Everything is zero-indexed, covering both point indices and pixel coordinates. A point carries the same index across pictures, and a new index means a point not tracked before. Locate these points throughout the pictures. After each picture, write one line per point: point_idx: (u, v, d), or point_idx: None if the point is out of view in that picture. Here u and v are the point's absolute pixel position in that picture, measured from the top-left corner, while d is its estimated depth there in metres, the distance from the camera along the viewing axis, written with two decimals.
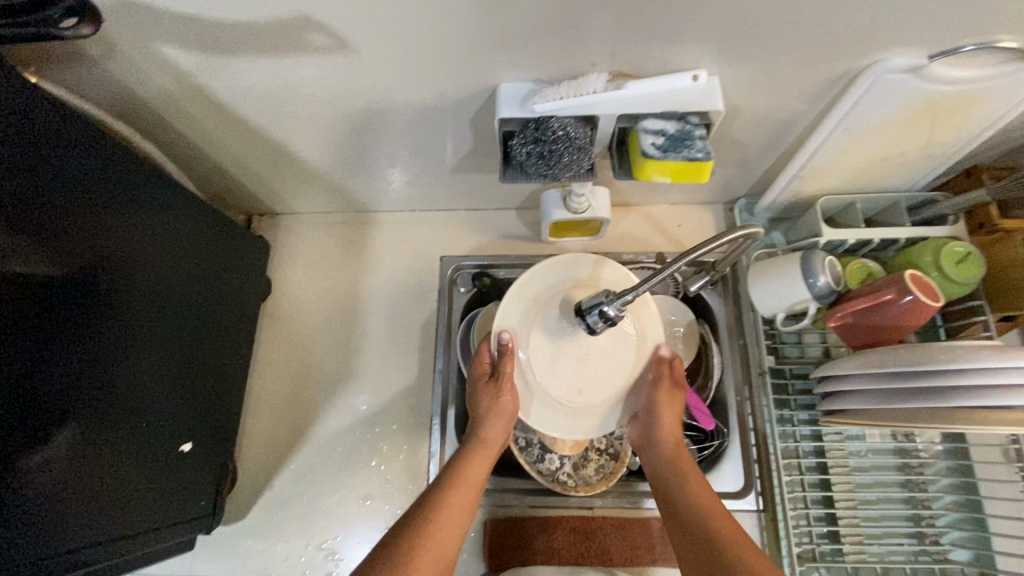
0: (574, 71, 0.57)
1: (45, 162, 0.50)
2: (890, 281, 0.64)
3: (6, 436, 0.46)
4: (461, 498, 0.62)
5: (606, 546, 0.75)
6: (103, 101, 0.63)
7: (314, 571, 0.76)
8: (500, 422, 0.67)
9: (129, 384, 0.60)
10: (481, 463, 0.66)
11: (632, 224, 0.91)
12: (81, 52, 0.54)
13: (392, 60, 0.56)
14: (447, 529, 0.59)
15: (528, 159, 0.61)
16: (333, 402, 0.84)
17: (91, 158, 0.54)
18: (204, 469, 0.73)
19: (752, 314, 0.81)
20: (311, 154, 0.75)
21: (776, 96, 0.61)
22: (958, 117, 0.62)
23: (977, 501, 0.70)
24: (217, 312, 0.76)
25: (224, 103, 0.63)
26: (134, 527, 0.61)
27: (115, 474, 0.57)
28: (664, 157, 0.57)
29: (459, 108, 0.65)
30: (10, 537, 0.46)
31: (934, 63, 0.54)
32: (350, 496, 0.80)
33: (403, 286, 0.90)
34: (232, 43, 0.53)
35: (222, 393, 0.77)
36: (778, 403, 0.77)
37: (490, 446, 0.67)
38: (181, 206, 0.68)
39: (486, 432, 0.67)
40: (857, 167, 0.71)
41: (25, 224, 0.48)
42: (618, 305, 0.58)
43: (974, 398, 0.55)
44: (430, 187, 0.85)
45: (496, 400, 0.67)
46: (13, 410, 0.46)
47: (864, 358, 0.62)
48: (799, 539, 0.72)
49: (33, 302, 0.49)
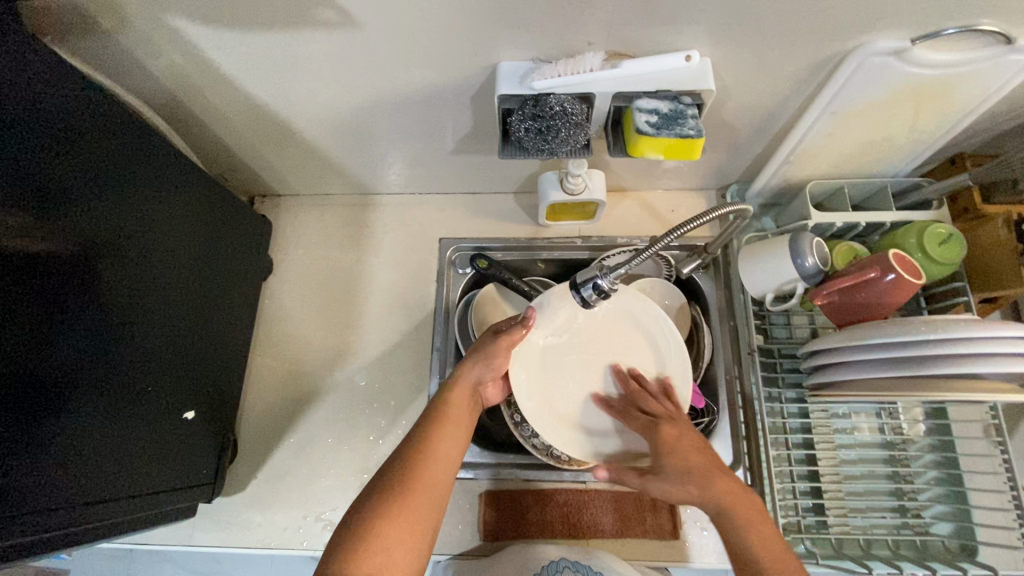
0: (571, 49, 0.59)
1: (47, 136, 0.51)
2: (874, 260, 0.67)
3: (22, 399, 0.48)
4: (449, 434, 0.62)
5: (597, 518, 0.76)
6: (115, 74, 0.65)
7: (312, 541, 0.77)
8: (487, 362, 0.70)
9: (136, 354, 0.62)
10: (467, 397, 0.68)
11: (627, 207, 0.92)
12: (94, 22, 0.56)
13: (395, 36, 0.58)
14: (442, 466, 0.59)
15: (526, 135, 0.62)
16: (333, 377, 0.86)
17: (97, 124, 0.56)
18: (205, 438, 0.74)
19: (740, 297, 0.82)
20: (314, 134, 0.77)
21: (767, 78, 0.64)
22: (941, 101, 0.64)
23: (957, 475, 0.72)
24: (220, 286, 0.78)
25: (232, 78, 0.65)
26: (141, 489, 0.63)
27: (120, 436, 0.59)
28: (657, 133, 0.59)
29: (460, 89, 0.67)
30: (22, 489, 0.48)
31: (917, 46, 0.57)
32: (349, 468, 0.81)
33: (402, 266, 0.92)
34: (243, 15, 0.55)
35: (223, 365, 0.79)
36: (768, 381, 0.79)
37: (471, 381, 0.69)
38: (187, 180, 0.70)
39: (462, 370, 0.69)
40: (845, 152, 0.74)
41: (42, 197, 0.50)
42: (611, 278, 0.62)
43: (953, 367, 0.57)
44: (429, 169, 0.87)
45: (490, 355, 0.70)
46: (25, 372, 0.48)
47: (850, 332, 0.64)
48: (785, 512, 0.74)
49: (52, 272, 0.51)
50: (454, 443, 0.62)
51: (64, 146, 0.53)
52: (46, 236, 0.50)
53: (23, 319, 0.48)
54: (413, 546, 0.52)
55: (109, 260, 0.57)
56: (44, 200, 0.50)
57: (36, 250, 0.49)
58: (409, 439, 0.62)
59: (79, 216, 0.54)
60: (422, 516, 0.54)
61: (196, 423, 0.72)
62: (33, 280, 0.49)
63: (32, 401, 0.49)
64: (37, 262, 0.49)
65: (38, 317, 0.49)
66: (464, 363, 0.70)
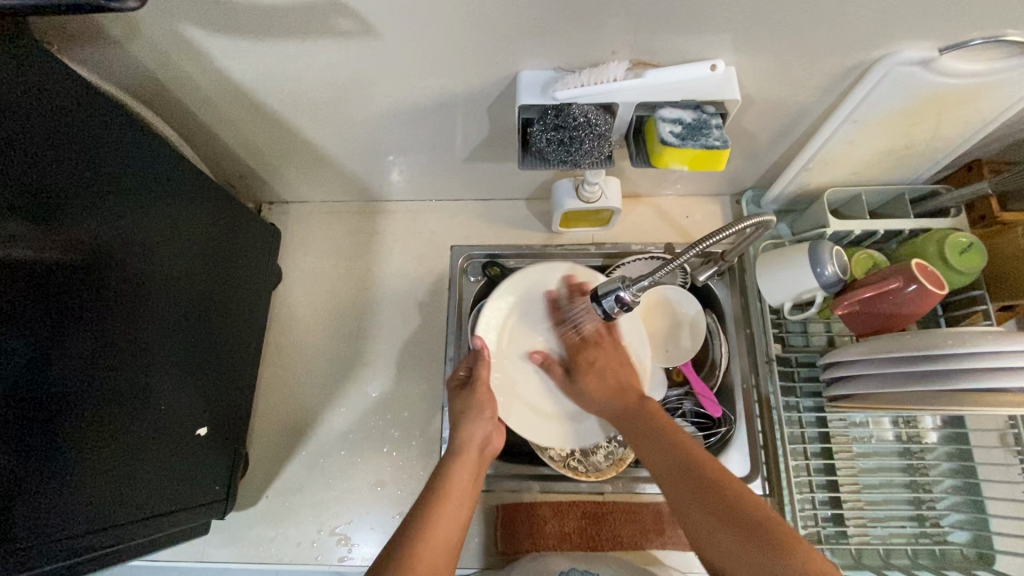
0: (595, 59, 0.58)
1: (51, 146, 0.49)
2: (896, 270, 0.66)
3: (28, 421, 0.46)
4: (451, 510, 0.60)
5: (615, 530, 0.76)
6: (122, 84, 0.63)
7: (326, 557, 0.76)
8: (478, 421, 0.69)
9: (146, 371, 0.60)
10: (470, 469, 0.65)
11: (641, 214, 0.92)
12: (103, 32, 0.54)
13: (415, 45, 0.56)
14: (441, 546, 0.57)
15: (547, 146, 0.61)
16: (344, 389, 0.85)
17: (104, 136, 0.55)
18: (216, 455, 0.73)
19: (759, 305, 0.82)
20: (325, 142, 0.76)
21: (790, 87, 0.63)
22: (963, 110, 0.63)
23: (975, 484, 0.72)
24: (228, 297, 0.76)
25: (243, 87, 0.63)
26: (152, 509, 0.61)
27: (130, 456, 0.58)
28: (682, 145, 0.58)
29: (479, 97, 0.65)
30: (30, 515, 0.46)
31: (944, 55, 0.56)
32: (363, 481, 0.80)
33: (414, 274, 0.91)
34: (256, 24, 0.53)
35: (234, 377, 0.77)
36: (785, 390, 0.79)
37: (472, 448, 0.67)
38: (194, 190, 0.68)
39: (462, 436, 0.68)
40: (864, 160, 0.73)
41: (46, 210, 0.48)
42: (635, 289, 0.61)
43: (978, 380, 0.57)
44: (442, 176, 0.85)
45: (478, 409, 0.70)
46: (30, 394, 0.46)
47: (871, 344, 0.64)
48: (804, 522, 0.74)
49: (59, 285, 0.49)
50: (455, 521, 0.60)
51: (69, 157, 0.50)
52: (51, 249, 0.48)
53: (29, 337, 0.46)
54: None
55: (118, 275, 0.56)
56: (49, 212, 0.48)
57: (39, 265, 0.47)
58: (410, 517, 0.59)
59: (87, 228, 0.52)
60: None
61: (207, 440, 0.71)
62: (43, 296, 0.47)
63: (37, 422, 0.47)
64: (43, 277, 0.47)
65: (44, 335, 0.48)
66: (463, 425, 0.69)
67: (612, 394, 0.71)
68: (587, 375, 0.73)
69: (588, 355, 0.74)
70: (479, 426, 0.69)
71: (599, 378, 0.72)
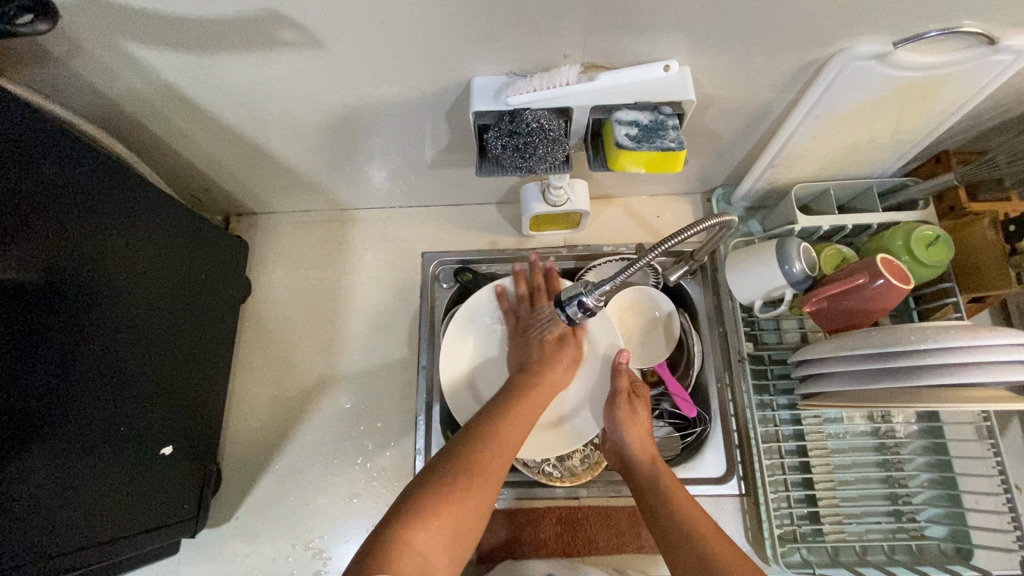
0: (547, 63, 0.57)
1: (14, 163, 0.48)
2: (862, 265, 0.66)
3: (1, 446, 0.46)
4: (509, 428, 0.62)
5: (591, 534, 0.76)
6: (70, 102, 0.61)
7: (302, 571, 0.76)
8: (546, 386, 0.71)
9: (104, 390, 0.58)
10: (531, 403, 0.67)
11: (611, 215, 0.91)
12: (43, 51, 0.52)
13: (363, 54, 0.55)
14: (500, 451, 0.59)
15: (503, 151, 0.60)
16: (318, 400, 0.84)
17: (68, 161, 0.54)
18: (185, 473, 0.72)
19: (730, 303, 0.81)
20: (288, 152, 0.75)
21: (747, 86, 0.62)
22: (926, 101, 0.63)
23: (951, 477, 0.72)
24: (195, 312, 0.75)
25: (196, 102, 0.63)
26: (116, 533, 0.61)
27: (97, 478, 0.57)
28: (637, 148, 0.57)
29: (436, 103, 0.64)
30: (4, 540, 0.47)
31: (900, 49, 0.55)
32: (338, 494, 0.80)
33: (386, 282, 0.90)
34: (202, 40, 0.52)
35: (201, 393, 0.76)
36: (759, 388, 0.78)
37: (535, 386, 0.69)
38: (155, 205, 0.67)
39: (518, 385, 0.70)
40: (829, 155, 0.73)
41: (9, 231, 0.47)
42: (596, 295, 0.60)
43: (938, 376, 0.57)
44: (410, 183, 0.85)
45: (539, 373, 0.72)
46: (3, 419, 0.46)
47: (836, 341, 0.64)
48: (780, 521, 0.73)
49: (25, 307, 0.49)
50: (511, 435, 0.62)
51: (29, 174, 0.50)
52: (15, 270, 0.48)
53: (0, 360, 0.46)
54: (448, 543, 0.50)
55: (81, 295, 0.55)
56: (11, 233, 0.48)
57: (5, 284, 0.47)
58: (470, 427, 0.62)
59: (46, 246, 0.51)
60: (476, 509, 0.53)
61: (174, 458, 0.70)
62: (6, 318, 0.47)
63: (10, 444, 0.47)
64: (13, 298, 0.47)
65: (14, 359, 0.47)
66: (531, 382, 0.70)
67: (643, 441, 0.68)
68: (631, 423, 0.70)
69: (633, 406, 0.71)
70: (546, 388, 0.71)
71: (638, 429, 0.69)
